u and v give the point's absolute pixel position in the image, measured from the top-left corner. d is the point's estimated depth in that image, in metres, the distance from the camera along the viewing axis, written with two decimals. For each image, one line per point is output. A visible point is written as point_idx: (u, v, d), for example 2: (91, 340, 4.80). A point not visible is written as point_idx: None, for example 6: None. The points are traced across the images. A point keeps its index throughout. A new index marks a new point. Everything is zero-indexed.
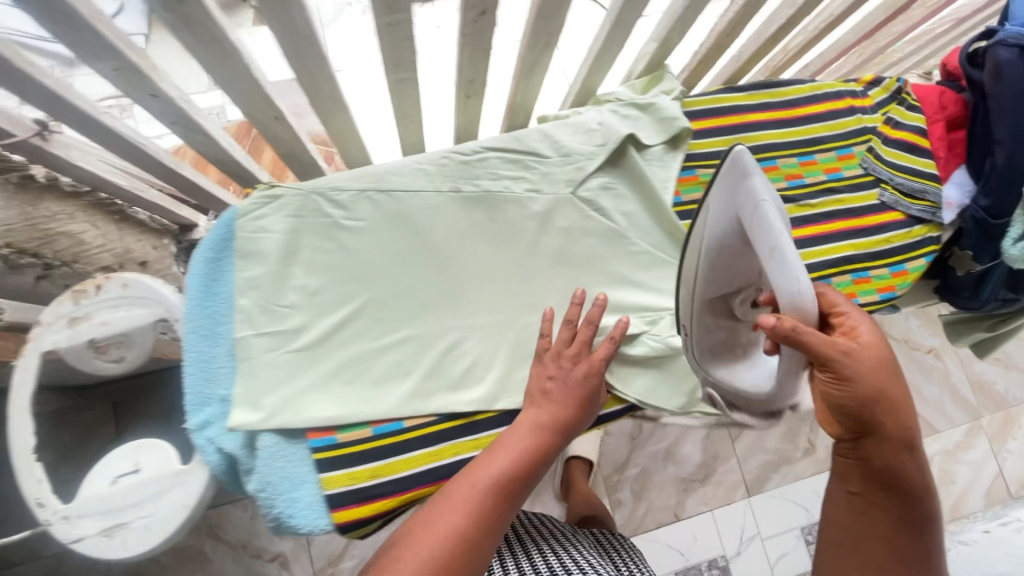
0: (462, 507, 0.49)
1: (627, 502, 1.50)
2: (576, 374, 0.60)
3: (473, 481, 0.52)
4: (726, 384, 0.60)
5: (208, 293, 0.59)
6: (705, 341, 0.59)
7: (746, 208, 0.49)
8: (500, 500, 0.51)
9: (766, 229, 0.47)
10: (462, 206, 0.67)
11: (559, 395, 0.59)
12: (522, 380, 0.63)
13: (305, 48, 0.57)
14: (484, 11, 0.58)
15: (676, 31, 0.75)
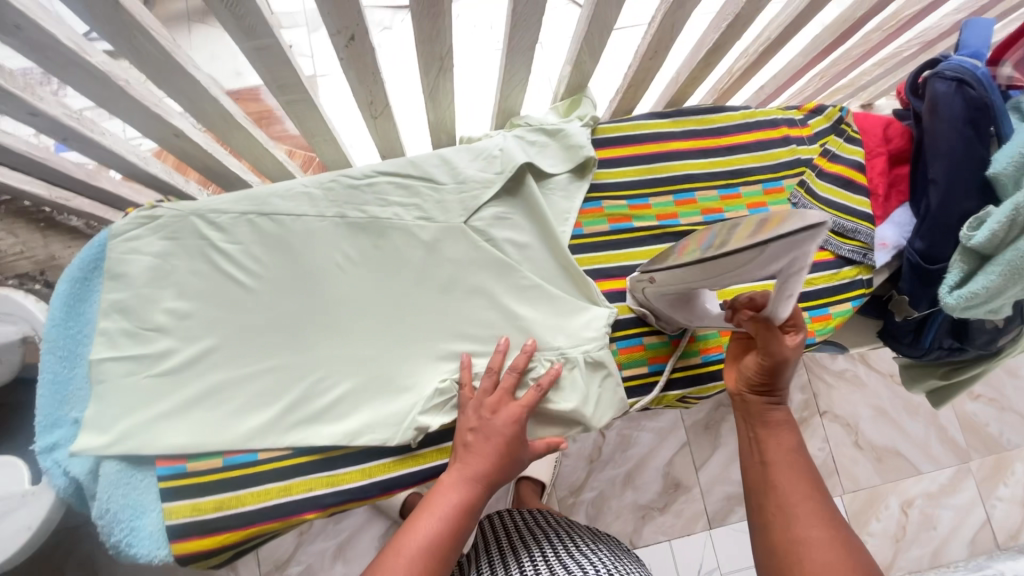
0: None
1: None
2: (498, 420, 0.56)
3: (403, 550, 0.49)
4: (669, 315, 0.64)
5: (71, 314, 0.58)
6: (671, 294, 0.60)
7: (788, 267, 0.45)
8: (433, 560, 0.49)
9: (790, 288, 0.47)
10: (346, 232, 0.65)
11: (484, 440, 0.56)
12: (392, 414, 0.59)
13: (170, 71, 0.56)
14: (353, 37, 0.57)
15: (587, 54, 0.72)
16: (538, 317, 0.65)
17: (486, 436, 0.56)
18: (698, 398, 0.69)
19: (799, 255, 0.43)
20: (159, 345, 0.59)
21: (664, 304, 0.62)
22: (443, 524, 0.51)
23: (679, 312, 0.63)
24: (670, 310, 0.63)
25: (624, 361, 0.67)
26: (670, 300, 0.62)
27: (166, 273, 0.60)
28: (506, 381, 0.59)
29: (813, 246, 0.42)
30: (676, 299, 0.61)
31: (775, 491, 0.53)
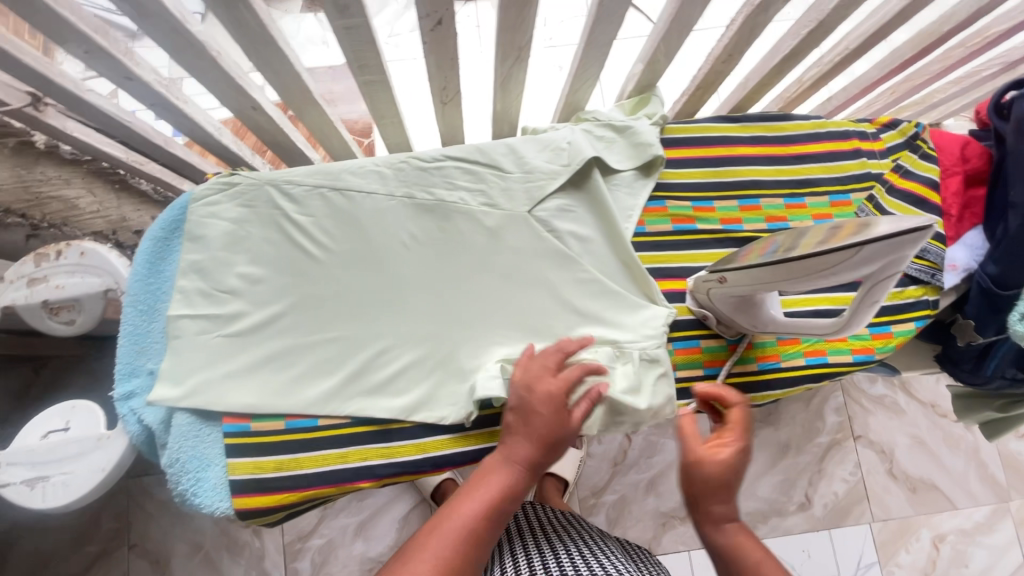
0: (429, 557, 0.47)
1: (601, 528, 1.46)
2: (541, 401, 0.55)
3: (442, 530, 0.49)
4: (731, 317, 0.64)
5: (152, 270, 0.61)
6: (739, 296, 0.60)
7: (883, 270, 0.48)
8: (472, 540, 0.49)
9: (881, 290, 0.49)
10: (413, 213, 0.66)
11: (529, 425, 0.55)
12: (449, 394, 0.61)
13: (262, 45, 0.58)
14: (440, 21, 0.58)
15: (662, 53, 0.72)
16: (594, 311, 0.65)
17: (530, 420, 0.55)
18: (749, 405, 0.69)
19: (899, 256, 0.46)
20: (231, 308, 0.61)
21: (727, 306, 0.63)
22: (484, 510, 0.51)
23: (741, 315, 0.63)
24: (732, 313, 0.63)
25: (681, 362, 0.67)
26: (733, 304, 0.62)
27: (241, 239, 0.63)
28: (547, 368, 0.57)
29: (918, 247, 0.45)
30: (740, 302, 0.62)
31: None
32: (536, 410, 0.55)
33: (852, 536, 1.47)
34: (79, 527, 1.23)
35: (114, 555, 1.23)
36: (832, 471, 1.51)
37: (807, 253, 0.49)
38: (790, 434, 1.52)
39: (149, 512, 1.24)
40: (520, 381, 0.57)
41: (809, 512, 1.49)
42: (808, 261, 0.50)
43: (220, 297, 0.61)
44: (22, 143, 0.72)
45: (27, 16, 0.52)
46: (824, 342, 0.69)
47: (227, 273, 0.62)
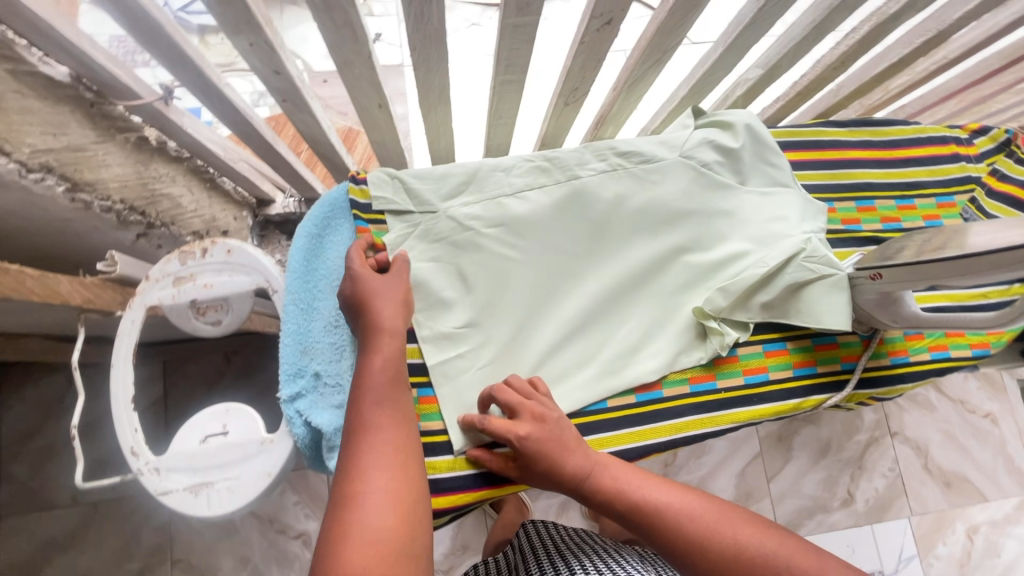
0: (379, 470, 0.43)
1: None
2: (384, 286, 0.54)
3: (373, 439, 0.45)
4: (872, 311, 0.65)
5: (309, 267, 0.59)
6: (889, 290, 0.61)
7: None
8: (410, 444, 0.46)
9: None
10: (559, 209, 0.66)
11: (381, 323, 0.52)
12: (675, 335, 0.65)
13: (432, 40, 0.57)
14: (609, 21, 0.58)
15: (787, 58, 0.74)
16: (793, 217, 0.70)
17: (383, 309, 0.52)
18: (879, 397, 0.71)
19: None
20: (462, 321, 0.60)
21: (872, 302, 0.64)
22: (376, 402, 0.47)
23: (882, 312, 0.65)
24: (874, 307, 0.65)
25: (821, 358, 0.68)
26: (875, 299, 0.64)
27: (430, 233, 0.62)
28: (358, 258, 0.55)
29: None
30: (887, 297, 0.63)
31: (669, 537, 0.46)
32: (385, 316, 0.52)
33: (893, 530, 1.52)
34: (118, 542, 1.09)
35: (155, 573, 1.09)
36: (871, 468, 1.56)
37: (993, 249, 0.51)
38: (831, 432, 1.56)
39: (190, 528, 1.11)
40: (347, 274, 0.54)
41: (851, 507, 1.53)
42: (989, 258, 0.52)
43: (455, 309, 0.61)
44: (139, 139, 0.67)
45: (215, 7, 0.50)
46: (946, 336, 0.72)
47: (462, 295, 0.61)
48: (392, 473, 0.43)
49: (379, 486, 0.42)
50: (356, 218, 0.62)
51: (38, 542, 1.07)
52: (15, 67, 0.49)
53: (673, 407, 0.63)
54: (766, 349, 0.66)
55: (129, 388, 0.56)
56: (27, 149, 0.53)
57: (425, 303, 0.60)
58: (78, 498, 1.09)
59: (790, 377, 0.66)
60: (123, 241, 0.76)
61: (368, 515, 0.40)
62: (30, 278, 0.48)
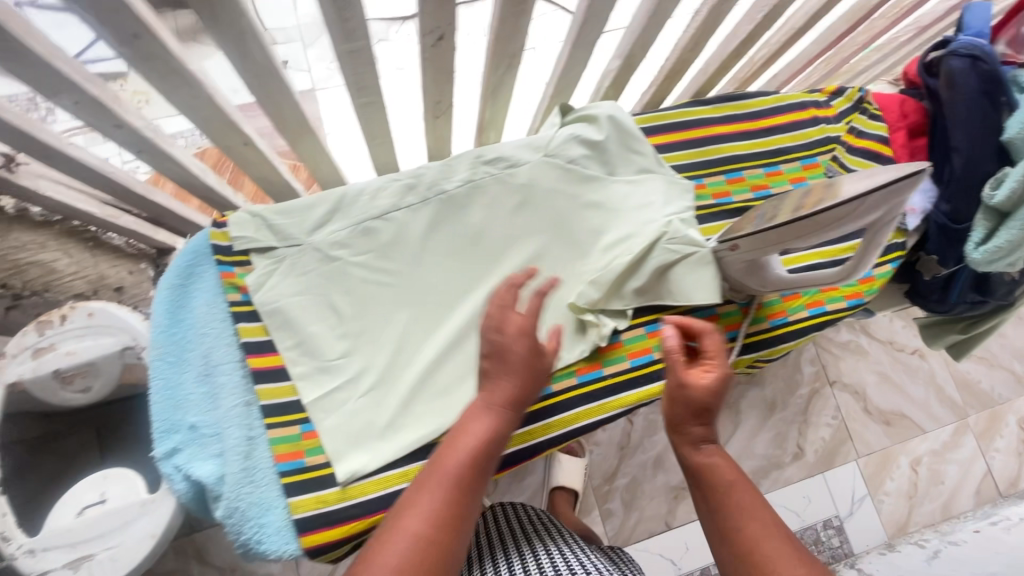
0: (427, 507, 0.44)
1: (618, 513, 1.44)
2: (518, 340, 0.54)
3: (421, 485, 0.46)
4: (737, 280, 0.68)
5: (174, 320, 0.59)
6: (747, 258, 0.64)
7: (884, 215, 0.55)
8: (468, 496, 0.46)
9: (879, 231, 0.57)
10: (428, 226, 0.68)
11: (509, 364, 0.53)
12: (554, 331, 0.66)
13: (266, 76, 0.57)
14: (441, 36, 0.59)
15: (638, 48, 0.76)
16: (658, 201, 0.73)
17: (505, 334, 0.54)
18: (766, 359, 0.75)
19: (898, 200, 0.54)
20: (337, 350, 0.61)
21: (738, 271, 0.67)
22: (451, 447, 0.49)
23: (751, 278, 0.67)
24: (744, 274, 0.67)
25: None
26: (743, 267, 0.66)
27: (297, 267, 0.63)
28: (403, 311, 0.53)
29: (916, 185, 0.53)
30: (754, 264, 0.65)
31: (736, 534, 0.47)
32: (511, 348, 0.53)
33: (843, 475, 1.58)
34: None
35: None
36: (817, 419, 1.62)
37: (821, 208, 0.54)
38: (775, 391, 1.61)
39: None
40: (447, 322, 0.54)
41: (802, 459, 1.58)
42: (821, 216, 0.55)
43: (329, 340, 0.61)
44: None
45: (20, 73, 0.49)
46: (821, 293, 0.76)
47: (337, 324, 0.62)
48: (427, 519, 0.44)
49: (411, 522, 0.43)
50: (220, 262, 0.61)
51: None
52: None
53: (561, 400, 0.64)
54: (649, 330, 0.69)
55: None
56: None
57: (295, 339, 0.61)
58: None
59: None
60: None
61: (397, 547, 0.42)
62: None
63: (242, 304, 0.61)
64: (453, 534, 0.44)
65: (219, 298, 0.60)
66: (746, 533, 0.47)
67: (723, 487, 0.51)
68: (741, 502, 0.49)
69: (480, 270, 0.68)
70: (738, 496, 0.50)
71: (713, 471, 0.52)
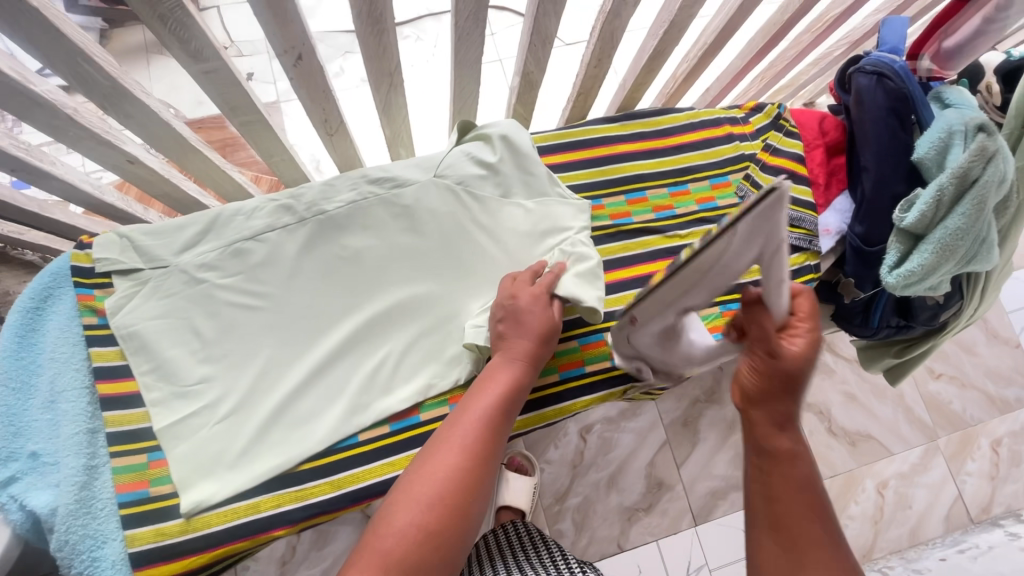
0: (446, 463, 0.48)
1: (568, 535, 1.24)
2: (534, 311, 0.60)
3: (447, 425, 0.51)
4: (651, 356, 0.63)
5: (24, 344, 0.58)
6: (655, 325, 0.58)
7: (766, 251, 0.44)
8: (494, 438, 0.51)
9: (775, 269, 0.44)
10: (305, 247, 0.66)
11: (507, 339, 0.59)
12: (433, 357, 0.64)
13: (118, 96, 0.56)
14: (301, 56, 0.58)
15: (534, 66, 0.74)
16: (549, 225, 0.71)
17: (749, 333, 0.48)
18: (661, 386, 0.71)
19: (776, 228, 0.43)
20: (196, 375, 0.60)
21: (651, 347, 0.62)
22: (472, 396, 0.54)
23: (665, 351, 0.62)
24: (657, 345, 0.61)
25: (589, 357, 0.68)
26: (657, 334, 0.59)
27: (160, 290, 0.62)
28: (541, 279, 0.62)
29: (782, 210, 0.42)
30: (665, 330, 0.59)
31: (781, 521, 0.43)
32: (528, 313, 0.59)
33: None
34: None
35: None
36: None
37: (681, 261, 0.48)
38: None
39: None
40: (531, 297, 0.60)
41: None
42: (693, 262, 0.47)
43: (187, 365, 0.60)
44: None
45: None
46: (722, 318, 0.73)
47: (199, 348, 0.61)
48: (461, 452, 0.49)
49: (446, 458, 0.48)
50: (78, 284, 0.60)
51: None
52: None
53: (431, 429, 0.62)
54: None
55: None
56: None
57: (153, 363, 0.59)
58: None
59: (557, 380, 0.67)
60: None
61: (430, 477, 0.47)
62: None
63: (97, 328, 0.59)
64: (465, 487, 0.47)
65: (74, 322, 0.59)
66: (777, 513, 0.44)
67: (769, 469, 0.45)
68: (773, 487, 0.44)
69: (358, 292, 0.66)
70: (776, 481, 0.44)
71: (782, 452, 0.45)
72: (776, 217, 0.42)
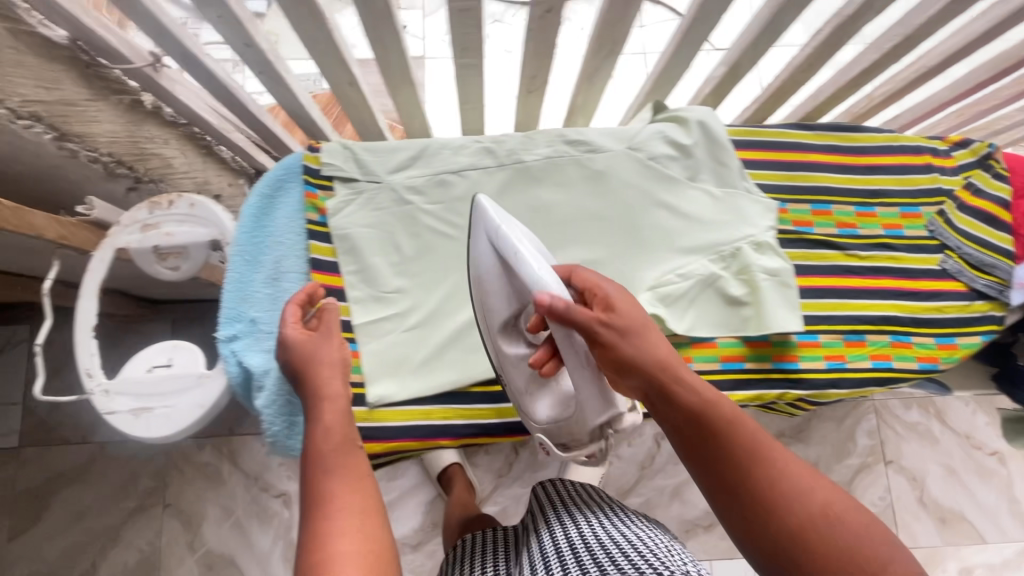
0: (347, 548, 0.39)
1: None
2: (315, 347, 0.52)
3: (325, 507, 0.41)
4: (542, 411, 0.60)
5: (258, 224, 0.65)
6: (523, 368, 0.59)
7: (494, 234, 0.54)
8: (366, 489, 0.43)
9: (506, 245, 0.53)
10: (501, 191, 0.70)
11: (315, 367, 0.51)
12: None
13: (382, 21, 0.62)
14: (549, 9, 0.61)
15: (747, 57, 0.73)
16: (734, 218, 0.71)
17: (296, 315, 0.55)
18: (812, 402, 0.69)
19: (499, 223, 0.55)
20: (393, 285, 0.65)
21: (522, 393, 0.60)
22: (325, 466, 0.44)
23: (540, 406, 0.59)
24: (524, 391, 0.60)
25: (750, 354, 0.68)
26: (528, 376, 0.59)
27: (372, 202, 0.67)
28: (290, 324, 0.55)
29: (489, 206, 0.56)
30: (530, 374, 0.59)
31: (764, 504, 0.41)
32: (318, 350, 0.52)
33: None
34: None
35: (144, 517, 1.06)
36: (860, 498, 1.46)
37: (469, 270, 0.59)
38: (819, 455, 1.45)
39: (178, 477, 1.18)
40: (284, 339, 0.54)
41: None
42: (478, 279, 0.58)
43: (386, 274, 0.66)
44: (132, 102, 0.72)
45: None
46: (891, 346, 0.70)
47: (398, 262, 0.66)
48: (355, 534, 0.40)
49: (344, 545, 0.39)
50: (306, 182, 0.67)
51: None
52: (13, 26, 0.57)
53: None
54: (693, 341, 0.68)
55: (91, 317, 0.63)
56: (18, 98, 0.58)
57: (358, 267, 0.65)
58: None
59: (715, 369, 0.67)
60: (114, 192, 0.79)
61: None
62: (7, 209, 0.55)
63: (318, 225, 0.66)
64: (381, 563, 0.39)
65: (300, 215, 0.66)
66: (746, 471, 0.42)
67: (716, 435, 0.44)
68: (729, 431, 0.43)
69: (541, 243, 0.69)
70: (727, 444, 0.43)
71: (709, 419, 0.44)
72: (483, 229, 0.56)
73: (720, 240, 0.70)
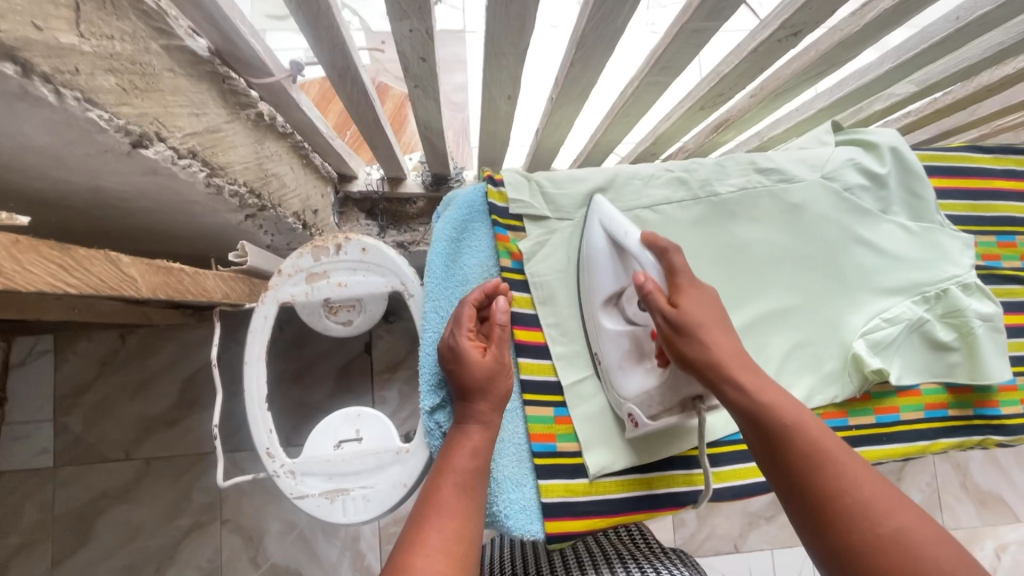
0: (429, 565, 0.40)
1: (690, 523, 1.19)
2: (486, 365, 0.50)
3: (441, 519, 0.43)
4: (629, 381, 0.54)
5: (449, 275, 0.58)
6: (616, 341, 0.54)
7: (611, 223, 0.55)
8: (472, 530, 0.44)
9: (615, 226, 0.54)
10: (697, 228, 0.64)
11: (474, 383, 0.50)
12: (808, 369, 0.63)
13: (601, 43, 0.52)
14: (795, 32, 0.54)
15: (951, 78, 0.66)
16: (935, 256, 0.67)
17: (468, 321, 0.51)
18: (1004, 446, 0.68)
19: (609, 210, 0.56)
20: None
21: (618, 357, 0.54)
22: (457, 484, 0.46)
23: (631, 370, 0.54)
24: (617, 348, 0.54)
25: (953, 401, 0.66)
26: (626, 350, 0.54)
27: (566, 244, 0.60)
28: (464, 315, 0.52)
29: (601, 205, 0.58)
30: (628, 348, 0.54)
31: (831, 500, 0.41)
32: (482, 362, 0.50)
33: None
34: (169, 499, 1.09)
35: (205, 531, 1.08)
36: None
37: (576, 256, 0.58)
38: None
39: (239, 488, 1.09)
40: (456, 337, 0.51)
41: None
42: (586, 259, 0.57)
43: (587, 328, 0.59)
44: (257, 116, 0.61)
45: None
46: None
47: None
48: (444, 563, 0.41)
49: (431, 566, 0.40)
50: (495, 224, 0.60)
51: (92, 493, 1.08)
52: (168, 43, 0.45)
53: None
54: (898, 389, 0.65)
55: (263, 388, 0.57)
56: (179, 134, 0.48)
57: (558, 319, 0.59)
58: (131, 454, 1.09)
59: (921, 418, 0.65)
60: (231, 221, 0.68)
61: None
62: (187, 276, 0.46)
63: (513, 271, 0.59)
64: None
65: (491, 260, 0.60)
66: (810, 469, 0.43)
67: (784, 438, 0.44)
68: (802, 433, 0.44)
69: (739, 285, 0.65)
70: (815, 448, 0.43)
71: (773, 416, 0.45)
72: (597, 218, 0.57)
73: (922, 280, 0.66)
